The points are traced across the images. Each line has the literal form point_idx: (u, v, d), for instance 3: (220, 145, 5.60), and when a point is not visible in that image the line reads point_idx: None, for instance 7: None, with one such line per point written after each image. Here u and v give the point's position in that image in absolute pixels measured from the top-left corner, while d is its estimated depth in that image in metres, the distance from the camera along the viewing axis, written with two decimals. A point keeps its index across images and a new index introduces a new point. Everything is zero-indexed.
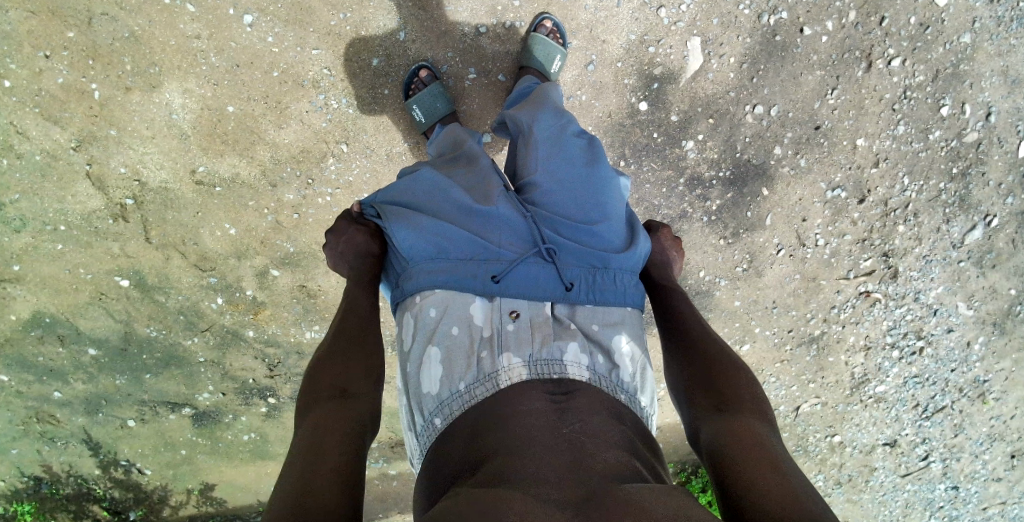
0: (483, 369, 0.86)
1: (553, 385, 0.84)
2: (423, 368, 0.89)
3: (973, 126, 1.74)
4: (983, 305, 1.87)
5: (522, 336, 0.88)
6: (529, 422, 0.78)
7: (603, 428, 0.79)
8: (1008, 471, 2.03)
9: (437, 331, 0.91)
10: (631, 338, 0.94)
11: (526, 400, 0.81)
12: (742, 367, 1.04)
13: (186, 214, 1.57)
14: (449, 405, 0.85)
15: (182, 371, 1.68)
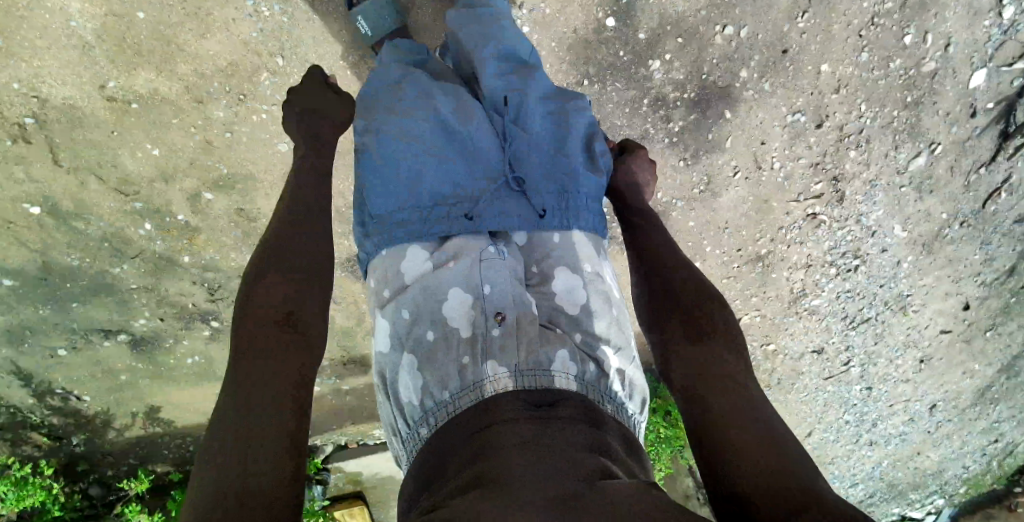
0: (466, 378, 0.81)
1: (541, 395, 0.78)
2: (405, 374, 0.85)
3: (932, 57, 1.70)
4: (916, 227, 1.89)
5: (507, 343, 0.83)
6: (518, 425, 0.73)
7: (585, 441, 0.73)
8: (917, 374, 2.14)
9: (419, 334, 0.87)
10: (620, 347, 0.90)
11: (511, 408, 0.76)
12: (719, 304, 0.91)
13: (98, 133, 1.44)
14: (433, 415, 0.80)
15: (112, 298, 1.62)
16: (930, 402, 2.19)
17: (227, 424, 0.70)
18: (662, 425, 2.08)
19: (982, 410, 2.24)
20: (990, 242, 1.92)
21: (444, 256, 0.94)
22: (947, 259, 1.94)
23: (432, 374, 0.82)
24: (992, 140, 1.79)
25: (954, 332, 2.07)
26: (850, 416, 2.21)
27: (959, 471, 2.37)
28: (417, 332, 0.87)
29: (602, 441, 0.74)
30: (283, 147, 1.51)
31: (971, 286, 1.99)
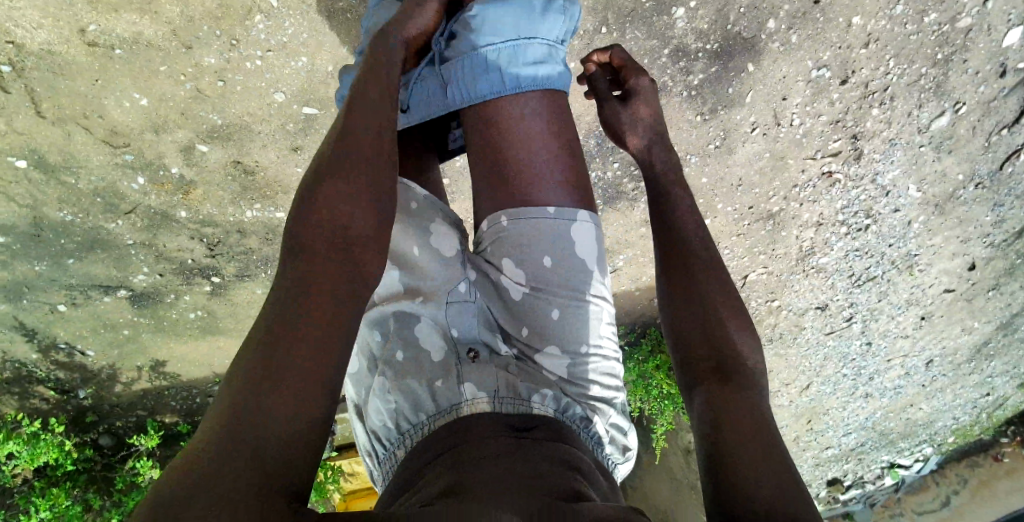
0: (441, 400, 0.81)
1: (518, 419, 0.80)
2: (374, 395, 0.85)
3: (969, 11, 1.58)
4: (931, 188, 1.82)
5: (483, 369, 0.84)
6: (488, 443, 0.75)
7: (562, 454, 0.75)
8: (917, 331, 2.11)
9: (389, 356, 0.86)
10: (601, 384, 0.92)
11: (485, 428, 0.77)
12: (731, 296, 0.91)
13: (83, 82, 1.34)
14: (409, 436, 0.81)
15: (109, 254, 1.57)
16: (927, 358, 2.18)
17: (242, 407, 0.59)
18: (665, 383, 2.07)
19: (977, 365, 2.23)
20: (1003, 203, 1.86)
21: (421, 286, 0.90)
22: (958, 219, 1.88)
23: (404, 396, 0.82)
24: (1019, 99, 1.70)
25: (957, 292, 2.03)
26: (847, 370, 2.20)
27: (948, 422, 2.39)
28: (387, 354, 0.87)
29: (576, 456, 0.76)
30: (279, 97, 1.42)
31: (979, 246, 1.94)
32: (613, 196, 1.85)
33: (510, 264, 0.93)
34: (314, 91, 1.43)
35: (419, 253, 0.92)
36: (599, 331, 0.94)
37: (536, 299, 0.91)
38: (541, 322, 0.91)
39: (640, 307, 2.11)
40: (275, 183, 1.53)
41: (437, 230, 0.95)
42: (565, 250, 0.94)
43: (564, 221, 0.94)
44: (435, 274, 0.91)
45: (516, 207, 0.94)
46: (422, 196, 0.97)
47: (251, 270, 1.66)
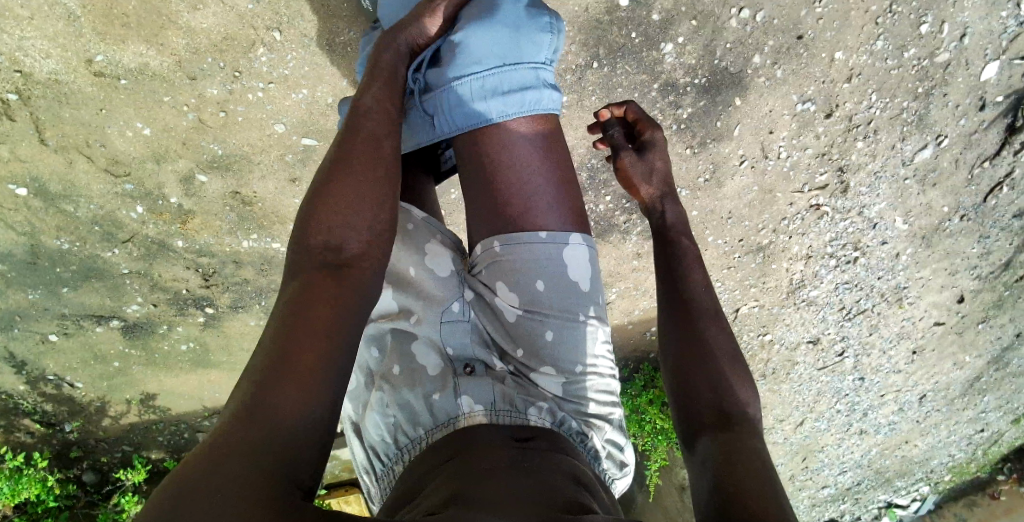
0: (438, 413, 0.82)
1: (516, 431, 0.82)
2: (372, 409, 0.86)
3: (946, 47, 1.65)
4: (918, 220, 1.86)
5: (480, 381, 0.85)
6: (486, 455, 0.75)
7: (561, 464, 0.77)
8: (910, 365, 2.12)
9: (387, 371, 0.88)
10: (599, 400, 0.93)
11: (483, 441, 0.78)
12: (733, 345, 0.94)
13: (86, 111, 1.37)
14: (408, 451, 0.82)
15: (104, 283, 1.57)
16: (921, 392, 2.19)
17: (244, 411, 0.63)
18: (660, 418, 2.06)
19: (970, 400, 2.24)
20: (989, 235, 1.89)
21: (414, 306, 0.91)
22: (944, 252, 1.92)
23: (402, 410, 0.84)
24: (998, 133, 1.75)
25: (947, 324, 2.06)
26: (841, 406, 2.20)
27: (944, 459, 2.39)
28: (384, 369, 0.88)
29: (574, 467, 0.78)
30: (280, 128, 1.45)
31: (966, 278, 1.97)
32: (606, 228, 1.87)
33: (505, 287, 0.93)
34: (313, 123, 1.46)
35: (415, 272, 0.92)
36: (594, 350, 0.95)
37: (533, 320, 0.92)
38: (535, 338, 0.92)
39: (634, 339, 2.11)
40: (272, 213, 1.55)
41: (433, 250, 0.95)
42: (558, 273, 0.95)
43: (556, 244, 0.96)
44: (430, 295, 0.91)
45: (511, 233, 0.96)
46: (418, 217, 0.98)
47: (246, 301, 1.66)
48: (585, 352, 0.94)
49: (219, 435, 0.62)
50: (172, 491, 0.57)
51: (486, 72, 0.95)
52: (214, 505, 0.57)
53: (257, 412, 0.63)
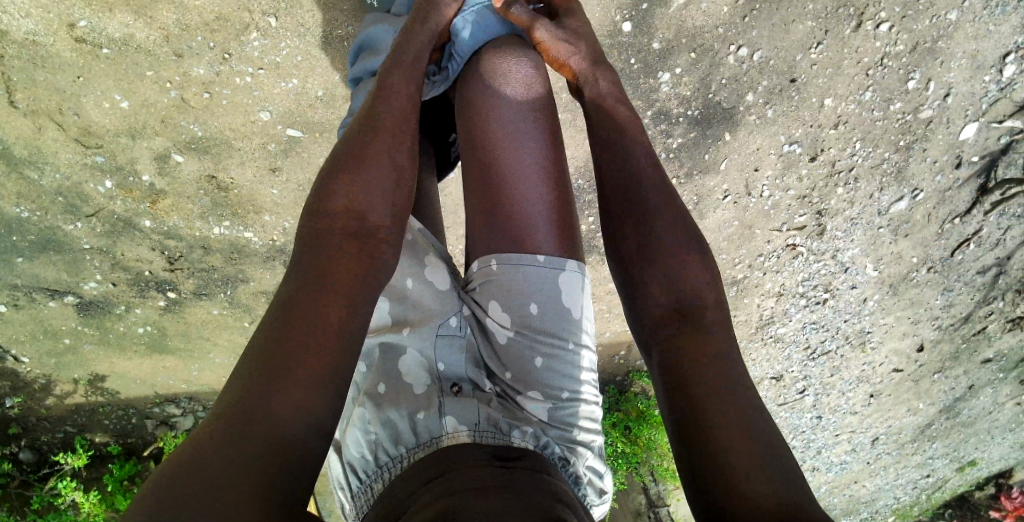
0: (422, 433, 0.80)
1: (503, 449, 0.78)
2: (354, 426, 0.84)
3: (929, 105, 1.69)
4: (887, 268, 1.90)
5: (465, 402, 0.84)
6: (474, 472, 0.72)
7: (547, 484, 0.73)
8: (866, 407, 2.16)
9: (372, 388, 0.86)
10: (587, 432, 0.90)
11: (469, 458, 0.75)
12: (697, 249, 0.86)
13: (62, 77, 1.31)
14: (387, 469, 0.79)
15: (62, 256, 1.50)
16: (874, 435, 2.22)
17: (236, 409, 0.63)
18: (621, 441, 2.05)
19: (920, 445, 2.28)
20: (952, 288, 1.94)
21: (406, 318, 0.91)
22: (909, 301, 1.96)
23: (384, 428, 0.82)
24: (971, 192, 1.80)
25: (905, 371, 2.09)
26: (797, 442, 2.22)
27: (889, 501, 2.43)
28: (370, 386, 0.87)
29: (563, 492, 0.74)
30: (265, 115, 1.41)
31: (927, 328, 2.01)
32: (586, 248, 1.87)
33: (499, 310, 0.92)
34: (299, 114, 1.42)
35: (412, 284, 0.92)
36: (581, 377, 0.93)
37: (527, 343, 0.91)
38: (526, 362, 0.90)
39: (602, 362, 2.10)
40: (246, 201, 1.50)
41: (429, 264, 0.95)
42: (555, 302, 0.93)
43: (553, 268, 0.93)
44: (424, 308, 0.92)
45: (509, 251, 0.94)
46: (416, 228, 0.96)
47: (211, 289, 1.61)
48: (575, 379, 0.92)
49: (213, 424, 0.62)
50: (168, 485, 0.58)
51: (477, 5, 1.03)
52: (207, 495, 0.57)
53: (256, 396, 0.64)
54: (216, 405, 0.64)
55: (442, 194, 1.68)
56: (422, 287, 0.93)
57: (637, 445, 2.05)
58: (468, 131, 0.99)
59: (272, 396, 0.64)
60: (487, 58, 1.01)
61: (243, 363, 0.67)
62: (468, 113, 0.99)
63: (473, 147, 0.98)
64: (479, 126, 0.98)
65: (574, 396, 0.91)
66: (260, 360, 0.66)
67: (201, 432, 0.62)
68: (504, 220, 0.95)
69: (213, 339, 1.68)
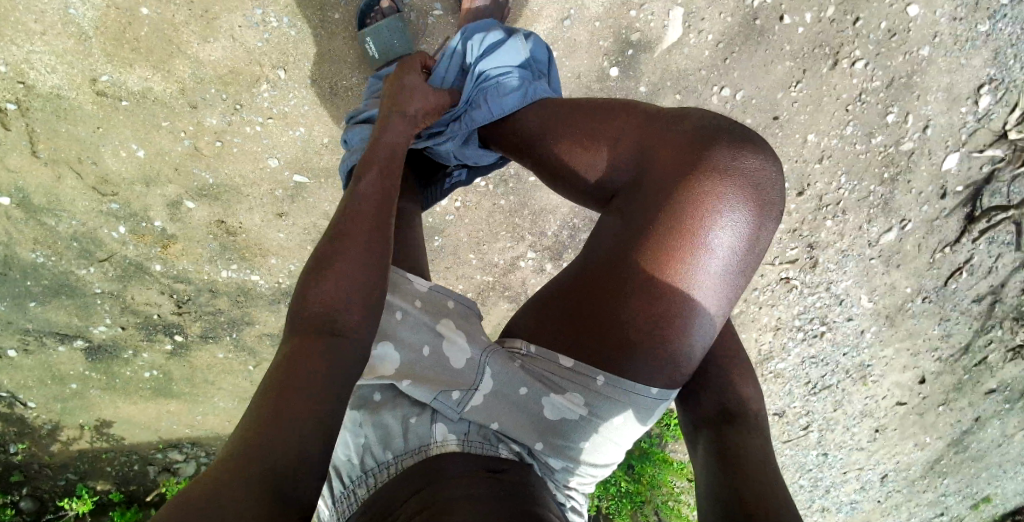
0: (412, 438, 0.83)
1: (491, 460, 0.83)
2: (343, 431, 0.86)
3: (911, 137, 1.76)
4: (881, 299, 1.93)
5: (461, 413, 0.86)
6: (462, 486, 0.76)
7: (530, 500, 0.78)
8: (872, 443, 2.15)
9: (367, 394, 0.89)
10: (586, 480, 0.90)
11: (455, 465, 0.79)
12: (750, 373, 1.03)
13: (82, 128, 1.38)
14: (372, 474, 0.81)
15: (74, 301, 1.54)
16: (882, 471, 2.20)
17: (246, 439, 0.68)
18: (624, 478, 2.05)
19: (931, 482, 2.24)
20: (949, 318, 1.96)
21: (416, 373, 0.88)
22: (907, 332, 1.98)
23: (375, 431, 0.84)
24: (958, 221, 1.85)
25: (908, 404, 2.09)
26: (805, 481, 2.23)
27: None
28: (365, 391, 0.90)
29: (543, 506, 0.78)
30: (273, 162, 1.47)
31: (927, 360, 2.02)
32: None
33: (558, 400, 0.88)
34: (308, 160, 1.49)
35: (428, 351, 0.89)
36: (604, 456, 0.90)
37: (581, 426, 0.88)
38: (556, 427, 0.88)
39: None
40: (255, 245, 1.55)
41: (445, 331, 0.91)
42: (640, 420, 0.91)
43: (658, 400, 0.90)
44: (435, 369, 0.88)
45: (618, 374, 0.88)
46: (424, 291, 0.94)
47: (217, 332, 1.64)
48: (600, 447, 0.89)
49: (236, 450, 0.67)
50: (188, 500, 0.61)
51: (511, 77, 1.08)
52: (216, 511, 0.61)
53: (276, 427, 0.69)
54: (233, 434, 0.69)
55: (442, 235, 1.75)
56: (435, 351, 0.90)
57: (640, 482, 2.04)
58: (657, 229, 0.87)
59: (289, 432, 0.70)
60: (722, 181, 0.86)
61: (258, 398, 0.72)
62: (668, 213, 0.87)
63: (656, 250, 0.87)
64: (673, 235, 0.86)
65: (589, 453, 0.89)
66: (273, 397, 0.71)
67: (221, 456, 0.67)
68: (670, 336, 0.87)
69: (220, 383, 1.71)
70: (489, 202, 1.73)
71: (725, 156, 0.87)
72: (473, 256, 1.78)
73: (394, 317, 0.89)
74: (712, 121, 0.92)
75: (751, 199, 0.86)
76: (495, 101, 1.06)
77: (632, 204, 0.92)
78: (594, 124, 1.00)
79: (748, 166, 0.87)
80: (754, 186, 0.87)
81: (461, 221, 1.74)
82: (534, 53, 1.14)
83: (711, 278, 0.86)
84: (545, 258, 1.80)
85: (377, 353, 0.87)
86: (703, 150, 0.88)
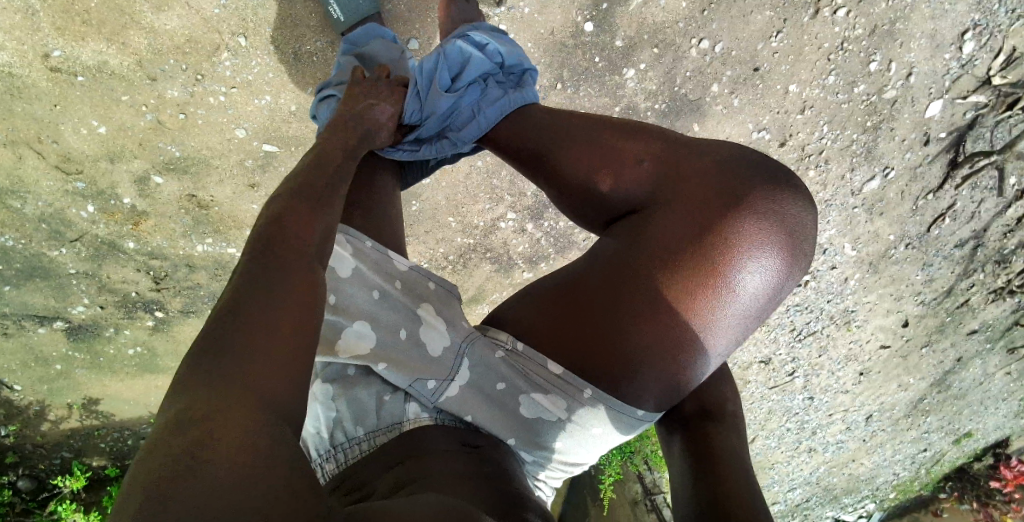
0: (384, 416, 0.84)
1: (467, 438, 0.86)
2: (314, 403, 0.87)
3: (894, 85, 1.73)
4: (865, 247, 1.93)
5: (440, 397, 0.86)
6: (440, 463, 0.78)
7: (506, 480, 0.81)
8: (856, 386, 2.20)
9: (342, 368, 0.88)
10: (551, 473, 0.93)
11: (430, 440, 0.83)
12: (727, 374, 1.04)
13: (39, 105, 1.33)
14: (342, 449, 0.83)
15: (50, 282, 1.52)
16: (867, 413, 2.26)
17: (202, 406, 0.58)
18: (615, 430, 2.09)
19: (914, 420, 2.30)
20: (932, 263, 1.96)
21: (390, 353, 0.86)
22: (891, 278, 1.99)
23: (348, 407, 0.85)
24: (941, 167, 1.84)
25: (892, 348, 2.12)
26: (792, 424, 2.27)
27: (889, 478, 2.46)
28: (339, 366, 0.89)
29: (519, 490, 0.80)
30: (240, 133, 1.43)
31: (911, 304, 2.04)
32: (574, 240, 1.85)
33: (536, 401, 0.88)
34: (275, 129, 1.45)
35: (405, 335, 0.87)
36: (575, 454, 0.91)
37: (555, 426, 0.89)
38: (532, 425, 0.89)
39: None
40: (229, 218, 1.53)
41: (425, 315, 0.89)
42: (619, 434, 0.91)
43: (642, 420, 0.90)
44: (410, 353, 0.86)
45: (609, 392, 0.88)
46: (406, 269, 0.93)
47: (198, 306, 1.63)
48: (572, 448, 0.91)
49: (194, 433, 0.56)
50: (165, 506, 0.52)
51: (468, 101, 1.07)
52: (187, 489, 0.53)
53: (238, 399, 0.60)
54: (172, 416, 0.58)
55: (419, 199, 1.72)
56: (415, 334, 0.88)
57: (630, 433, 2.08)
58: (681, 262, 0.86)
59: (256, 397, 0.61)
60: (756, 225, 0.85)
61: (196, 374, 0.61)
62: (693, 248, 0.86)
63: (675, 286, 0.86)
64: (696, 272, 0.85)
65: (561, 450, 0.90)
66: (222, 368, 0.62)
67: (173, 441, 0.56)
68: (677, 366, 0.89)
69: None
70: (467, 164, 1.69)
71: (761, 200, 0.86)
72: (452, 220, 1.76)
73: (372, 295, 0.88)
74: (746, 160, 0.91)
75: (782, 248, 0.86)
76: (455, 137, 1.09)
77: (650, 230, 0.90)
78: (609, 147, 0.97)
79: (783, 214, 0.86)
80: (786, 233, 0.86)
81: (438, 184, 1.71)
82: (478, 65, 1.10)
83: (726, 315, 0.87)
84: (525, 220, 1.79)
85: (352, 330, 0.86)
86: (739, 192, 0.87)
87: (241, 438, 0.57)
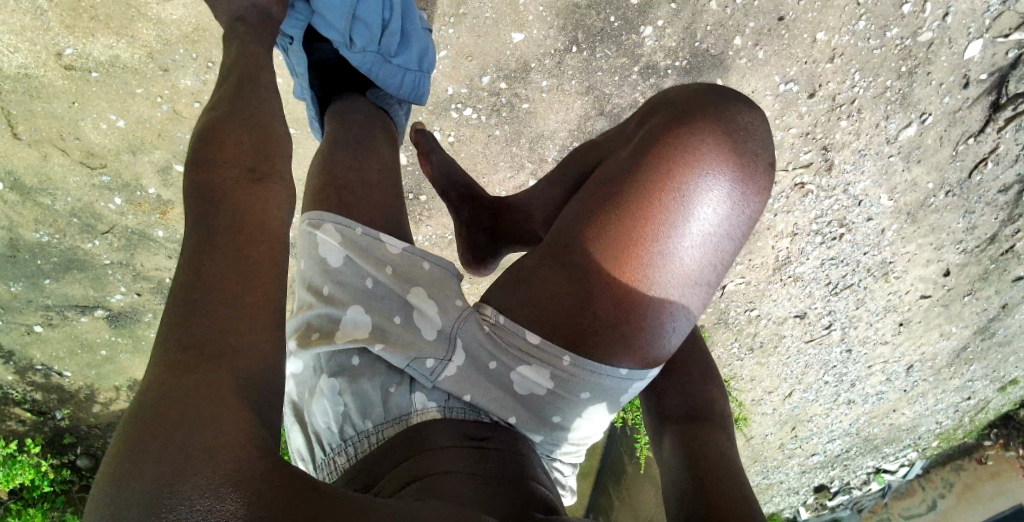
0: (392, 408, 0.84)
1: (474, 427, 0.86)
2: (319, 396, 0.86)
3: (929, 26, 1.64)
4: (902, 197, 1.86)
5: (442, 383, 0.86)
6: (445, 460, 0.79)
7: (518, 471, 0.82)
8: (896, 336, 2.13)
9: (343, 359, 0.87)
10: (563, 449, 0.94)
11: (437, 437, 0.82)
12: (716, 375, 1.06)
13: (58, 103, 1.35)
14: (352, 444, 0.83)
15: (86, 274, 1.57)
16: (907, 363, 2.20)
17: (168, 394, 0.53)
18: None
19: (957, 369, 2.25)
20: (974, 210, 1.88)
21: (388, 336, 0.86)
22: (930, 227, 1.91)
23: (354, 400, 0.84)
24: (982, 110, 1.75)
25: (933, 297, 2.05)
26: (830, 377, 2.24)
27: (932, 426, 2.42)
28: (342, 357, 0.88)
29: (530, 482, 0.81)
30: None
31: (952, 252, 1.96)
32: None
33: (528, 373, 0.88)
34: None
35: (400, 320, 0.88)
36: (579, 424, 0.92)
37: (556, 400, 0.89)
38: (538, 406, 0.89)
39: None
40: None
41: (417, 299, 0.90)
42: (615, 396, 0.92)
43: (631, 380, 0.90)
44: (411, 339, 0.87)
45: (584, 353, 0.87)
46: (398, 250, 0.94)
47: None
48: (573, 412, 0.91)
49: (161, 430, 0.50)
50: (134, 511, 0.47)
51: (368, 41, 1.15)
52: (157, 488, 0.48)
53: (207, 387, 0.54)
54: (144, 430, 0.51)
55: None
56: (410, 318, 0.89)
57: None
58: (630, 202, 0.85)
59: (229, 384, 0.55)
60: (699, 148, 0.85)
61: (162, 364, 0.55)
62: (641, 186, 0.86)
63: (628, 226, 0.85)
64: (647, 206, 0.84)
65: (563, 421, 0.91)
66: (192, 353, 0.56)
67: (142, 447, 0.50)
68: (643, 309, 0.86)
69: None
70: (484, 134, 1.68)
71: (701, 125, 0.87)
72: None
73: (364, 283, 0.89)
74: (684, 100, 0.93)
75: (729, 165, 0.85)
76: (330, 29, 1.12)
77: (600, 188, 0.90)
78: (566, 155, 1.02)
79: (726, 135, 0.87)
80: (733, 151, 0.86)
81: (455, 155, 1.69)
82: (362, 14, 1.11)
83: (687, 242, 0.84)
84: None
85: (349, 317, 0.87)
86: (677, 126, 0.88)
87: (218, 429, 0.51)
